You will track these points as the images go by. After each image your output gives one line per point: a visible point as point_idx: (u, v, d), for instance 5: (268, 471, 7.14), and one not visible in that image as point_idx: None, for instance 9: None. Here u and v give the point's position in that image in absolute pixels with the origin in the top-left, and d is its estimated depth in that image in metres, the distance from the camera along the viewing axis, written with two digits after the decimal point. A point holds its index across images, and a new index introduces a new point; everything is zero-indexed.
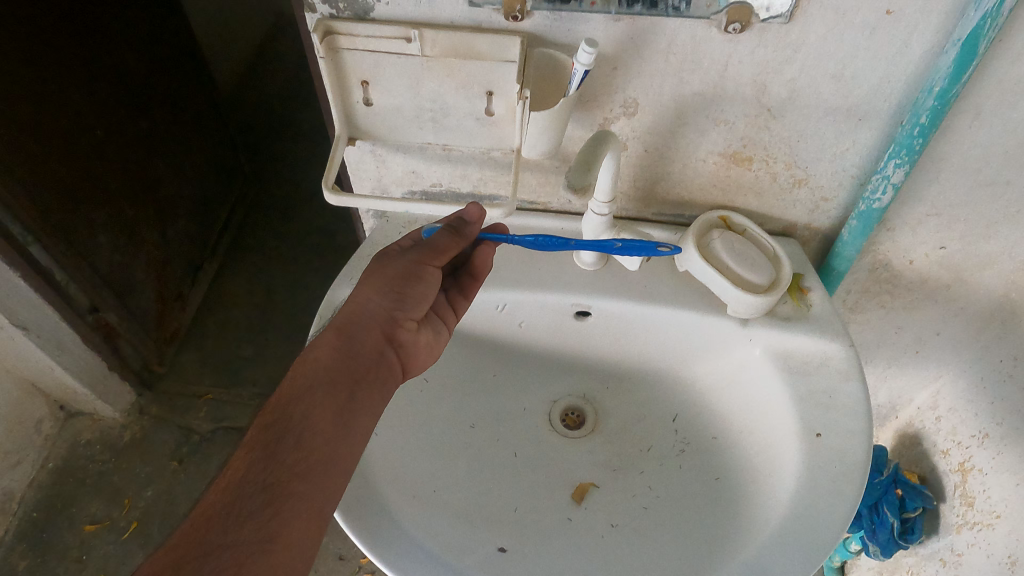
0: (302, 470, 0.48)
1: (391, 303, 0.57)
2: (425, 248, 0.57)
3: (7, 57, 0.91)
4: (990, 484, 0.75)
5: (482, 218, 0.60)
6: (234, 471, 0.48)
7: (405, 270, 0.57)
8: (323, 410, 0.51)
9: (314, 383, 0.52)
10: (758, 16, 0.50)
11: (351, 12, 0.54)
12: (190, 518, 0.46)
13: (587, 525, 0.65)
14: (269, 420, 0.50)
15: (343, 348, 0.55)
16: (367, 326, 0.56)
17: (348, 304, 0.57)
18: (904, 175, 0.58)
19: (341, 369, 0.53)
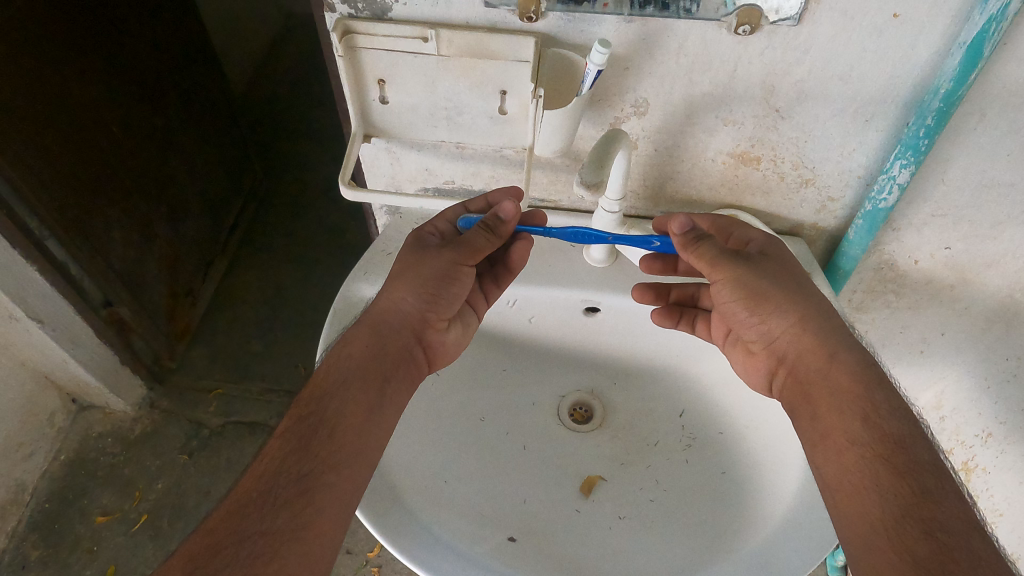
0: (335, 461, 0.50)
1: (425, 304, 0.58)
2: (461, 249, 0.57)
3: (28, 55, 0.93)
4: (994, 480, 0.84)
5: (517, 215, 0.57)
6: (269, 462, 0.50)
7: (441, 271, 0.58)
8: (355, 405, 0.53)
9: (347, 379, 0.55)
10: (768, 18, 0.51)
11: (370, 12, 0.55)
12: (226, 505, 0.48)
13: (596, 517, 0.66)
14: (304, 414, 0.53)
15: (376, 346, 0.57)
16: (399, 326, 0.58)
17: (381, 301, 0.59)
18: (909, 175, 0.59)
19: (373, 367, 0.56)
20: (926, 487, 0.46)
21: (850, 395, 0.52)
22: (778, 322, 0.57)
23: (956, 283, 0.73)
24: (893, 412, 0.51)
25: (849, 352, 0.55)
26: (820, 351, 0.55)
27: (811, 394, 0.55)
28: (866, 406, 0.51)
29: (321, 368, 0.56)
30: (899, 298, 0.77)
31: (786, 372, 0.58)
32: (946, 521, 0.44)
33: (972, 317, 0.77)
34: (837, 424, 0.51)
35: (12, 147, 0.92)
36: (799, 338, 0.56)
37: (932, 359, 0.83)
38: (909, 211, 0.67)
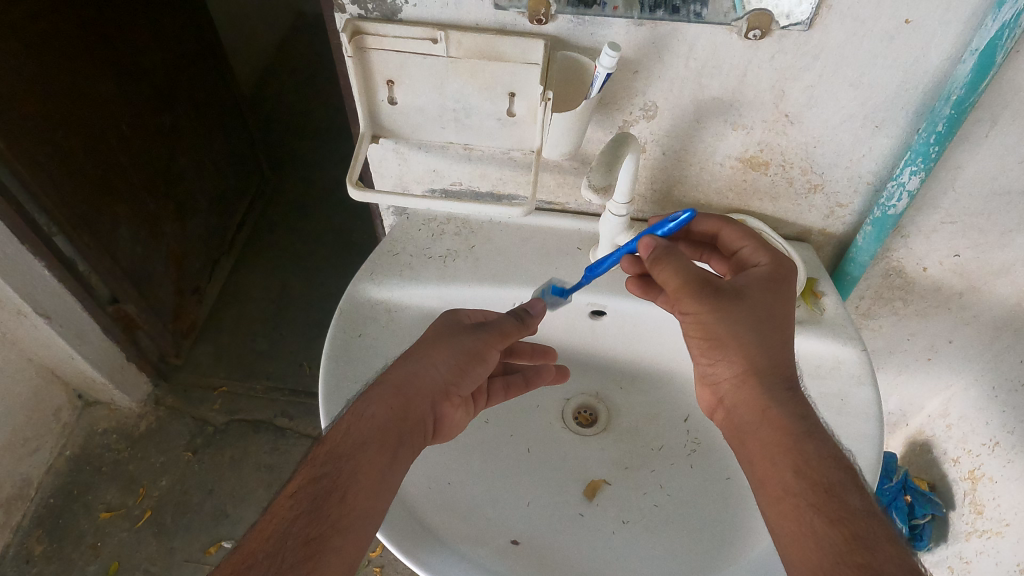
0: (342, 526, 0.48)
1: (453, 376, 0.57)
2: (496, 332, 0.59)
3: (39, 52, 0.93)
4: (999, 493, 0.77)
5: (541, 314, 0.63)
6: (277, 521, 0.49)
7: (474, 351, 0.58)
8: (370, 470, 0.51)
9: (366, 440, 0.52)
10: (778, 23, 0.51)
11: (379, 13, 0.55)
12: (228, 563, 0.47)
13: (598, 521, 0.66)
14: (318, 473, 0.51)
15: (399, 408, 0.54)
16: (424, 391, 0.56)
17: (410, 362, 0.57)
18: (919, 182, 0.59)
19: (392, 431, 0.53)
20: (861, 533, 0.44)
21: (783, 444, 0.50)
22: (723, 367, 0.54)
23: (964, 291, 0.73)
24: (824, 460, 0.48)
25: (786, 395, 0.52)
26: (755, 401, 0.52)
27: (744, 440, 0.53)
28: (796, 454, 0.49)
29: (341, 423, 0.54)
30: (907, 304, 0.77)
31: (724, 414, 0.55)
32: (882, 567, 0.42)
33: (980, 325, 0.76)
34: (770, 476, 0.49)
35: (20, 144, 0.92)
36: (736, 390, 0.54)
37: (939, 367, 0.84)
38: (919, 218, 0.66)
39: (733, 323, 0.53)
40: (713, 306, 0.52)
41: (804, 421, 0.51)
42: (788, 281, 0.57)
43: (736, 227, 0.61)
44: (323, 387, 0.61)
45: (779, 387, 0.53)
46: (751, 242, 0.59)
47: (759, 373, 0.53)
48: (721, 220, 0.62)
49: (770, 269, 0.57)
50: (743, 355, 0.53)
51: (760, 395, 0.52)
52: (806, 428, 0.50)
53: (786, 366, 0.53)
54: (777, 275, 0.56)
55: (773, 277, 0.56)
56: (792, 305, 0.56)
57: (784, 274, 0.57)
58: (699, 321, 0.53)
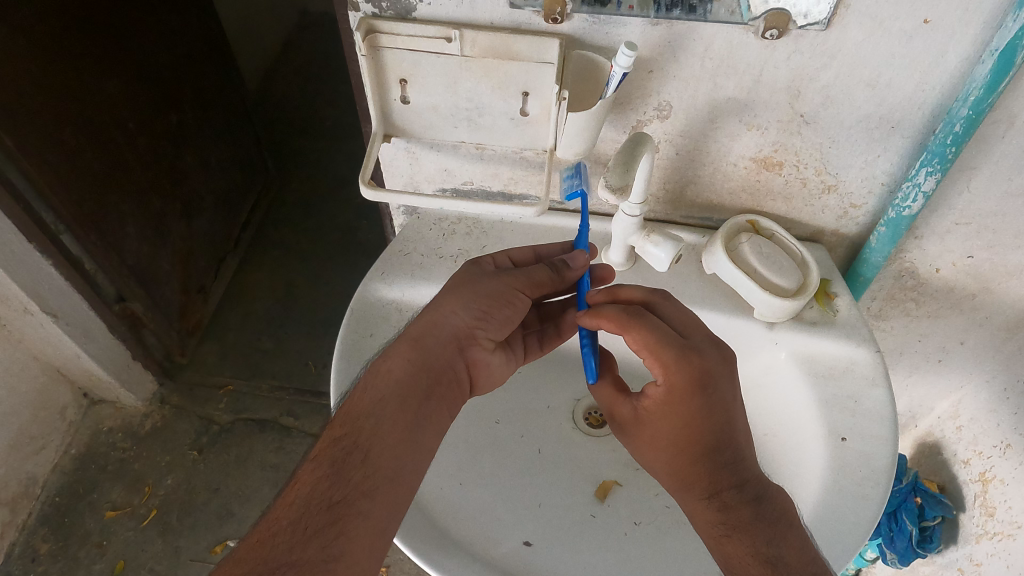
0: (368, 487, 0.48)
1: (475, 319, 0.56)
2: (525, 278, 0.58)
3: (47, 50, 0.93)
4: (1011, 495, 0.77)
5: (583, 267, 0.60)
6: (302, 486, 0.49)
7: (496, 291, 0.57)
8: (392, 426, 0.51)
9: (385, 396, 0.52)
10: (796, 23, 0.51)
11: (394, 11, 0.55)
12: (254, 534, 0.48)
13: (610, 522, 0.66)
14: (339, 435, 0.51)
15: (417, 360, 0.54)
16: (444, 338, 0.56)
17: (427, 313, 0.57)
18: (935, 182, 0.58)
19: (412, 384, 0.53)
20: None
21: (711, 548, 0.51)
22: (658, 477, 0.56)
23: (977, 292, 0.73)
24: (745, 559, 0.49)
25: (704, 505, 0.52)
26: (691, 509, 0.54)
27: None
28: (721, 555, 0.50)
29: (359, 385, 0.54)
30: (919, 306, 0.77)
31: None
32: None
33: (992, 326, 0.76)
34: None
35: (28, 142, 0.92)
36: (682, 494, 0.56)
37: (950, 368, 0.84)
38: (933, 219, 0.66)
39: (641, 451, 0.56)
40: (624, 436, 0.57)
41: (724, 530, 0.50)
42: (689, 394, 0.51)
43: (633, 337, 0.53)
44: (334, 386, 0.61)
45: (696, 499, 0.52)
46: (647, 356, 0.53)
47: (676, 488, 0.54)
48: (616, 328, 0.53)
49: (663, 392, 0.52)
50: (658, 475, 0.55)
51: (685, 505, 0.53)
52: (723, 530, 0.50)
53: (701, 478, 0.52)
54: (670, 399, 0.52)
55: (667, 402, 0.52)
56: (704, 419, 0.51)
57: (682, 391, 0.51)
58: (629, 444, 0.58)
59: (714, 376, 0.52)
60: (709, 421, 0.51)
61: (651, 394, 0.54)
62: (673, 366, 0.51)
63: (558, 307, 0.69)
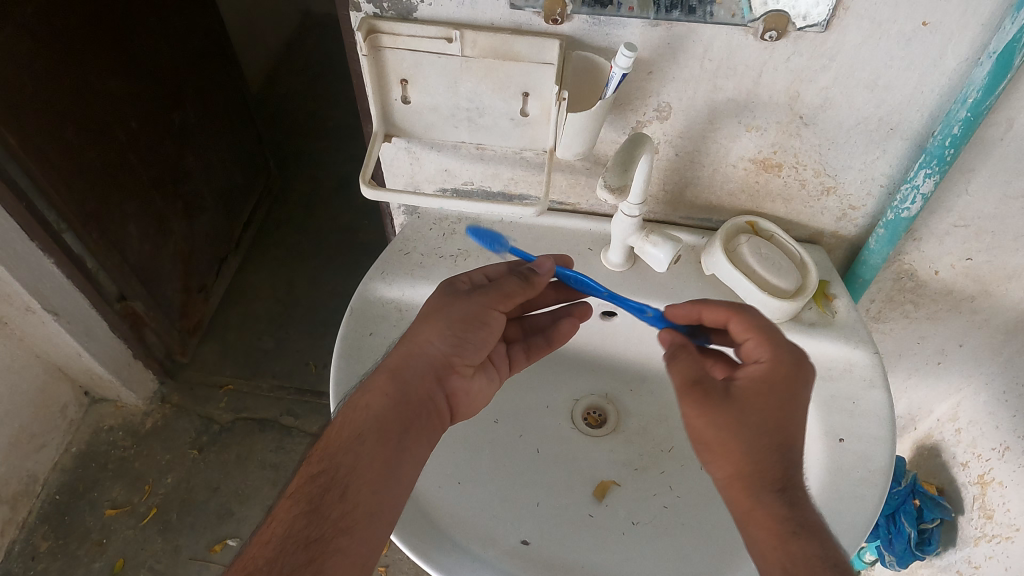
0: (346, 524, 0.49)
1: (452, 347, 0.57)
2: (495, 293, 0.58)
3: (48, 48, 0.93)
4: (1009, 498, 0.77)
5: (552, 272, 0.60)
6: (279, 523, 0.49)
7: (471, 314, 0.57)
8: (371, 460, 0.51)
9: (364, 432, 0.53)
10: (795, 24, 0.51)
11: (395, 12, 0.55)
12: (232, 571, 0.48)
13: (609, 521, 0.66)
14: (317, 471, 0.51)
15: (396, 394, 0.55)
16: (422, 369, 0.56)
17: (403, 344, 0.57)
18: (933, 185, 0.58)
19: (391, 418, 0.53)
20: None
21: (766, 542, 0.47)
22: (714, 469, 0.51)
23: (976, 294, 0.73)
24: (813, 559, 0.45)
25: (774, 497, 0.48)
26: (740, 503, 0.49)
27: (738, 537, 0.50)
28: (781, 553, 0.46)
29: (337, 418, 0.54)
30: (918, 308, 0.77)
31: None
32: None
33: (991, 329, 0.76)
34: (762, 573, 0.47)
35: (31, 141, 0.93)
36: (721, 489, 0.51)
37: (949, 370, 0.84)
38: (932, 220, 0.66)
39: (715, 425, 0.51)
40: (696, 411, 0.52)
41: (794, 522, 0.47)
42: (793, 378, 0.52)
43: (740, 319, 0.57)
44: (333, 386, 0.61)
45: (767, 489, 0.49)
46: (754, 337, 0.55)
47: (744, 475, 0.49)
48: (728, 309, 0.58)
49: (767, 369, 0.53)
50: (726, 455, 0.50)
51: (749, 497, 0.49)
52: (791, 527, 0.47)
53: (778, 464, 0.49)
54: (775, 375, 0.52)
55: (768, 381, 0.52)
56: (797, 406, 0.51)
57: (790, 371, 0.52)
58: (692, 427, 0.52)
59: (807, 380, 0.53)
60: (795, 413, 0.51)
61: (748, 373, 0.53)
62: (786, 348, 0.54)
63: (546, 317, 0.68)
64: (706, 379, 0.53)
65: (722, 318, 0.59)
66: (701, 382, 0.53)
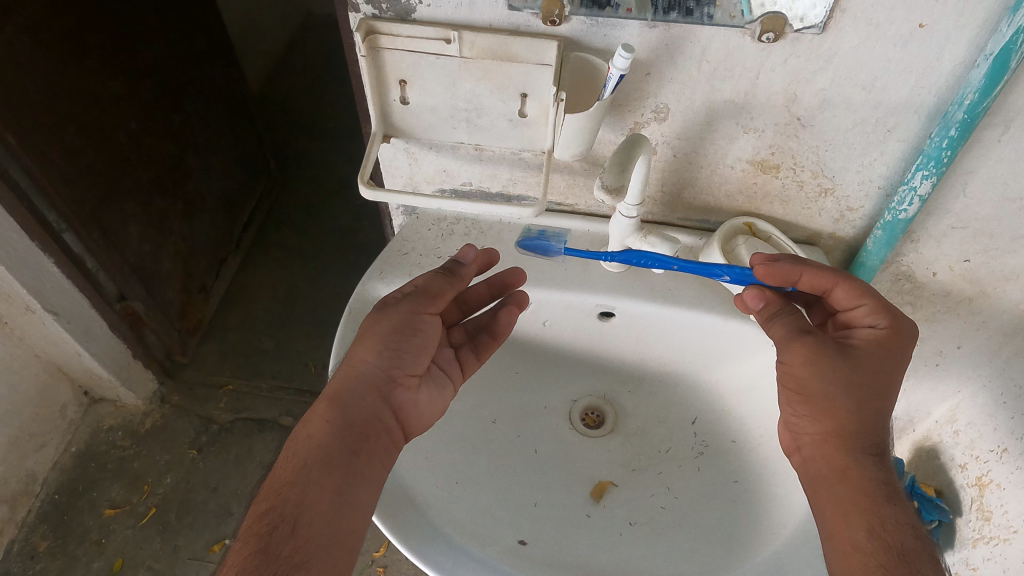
0: (299, 559, 0.48)
1: (390, 361, 0.57)
2: (419, 296, 0.57)
3: (48, 48, 0.93)
4: (1007, 500, 0.77)
5: (475, 259, 0.62)
6: (231, 568, 0.48)
7: (400, 323, 0.57)
8: (320, 491, 0.51)
9: (309, 463, 0.52)
10: (792, 26, 0.51)
11: (393, 13, 0.55)
12: None
13: (607, 522, 0.66)
14: (264, 509, 0.51)
15: (336, 420, 0.55)
16: (363, 390, 0.56)
17: (343, 368, 0.57)
18: (931, 186, 0.59)
19: (336, 444, 0.53)
20: None
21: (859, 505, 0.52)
22: (809, 421, 0.55)
23: (974, 296, 0.73)
24: (901, 525, 0.51)
25: (869, 461, 0.53)
26: (836, 459, 0.54)
27: (818, 489, 0.54)
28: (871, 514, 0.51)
29: (283, 454, 0.54)
30: (915, 309, 0.77)
31: (800, 461, 0.57)
32: None
33: (990, 330, 0.76)
34: (843, 530, 0.51)
35: (31, 140, 0.93)
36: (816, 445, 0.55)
37: (947, 372, 0.84)
38: (930, 222, 0.66)
39: (825, 381, 0.54)
40: (808, 366, 0.54)
41: (885, 484, 0.52)
42: (902, 348, 0.55)
43: (851, 284, 0.57)
44: None
45: (863, 451, 0.54)
46: (868, 303, 0.56)
47: (843, 434, 0.54)
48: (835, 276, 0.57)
49: (885, 335, 0.55)
50: (828, 414, 0.54)
51: (843, 454, 0.54)
52: (885, 494, 0.52)
53: (874, 430, 0.54)
54: (890, 343, 0.55)
55: (883, 351, 0.54)
56: (899, 373, 0.55)
57: (903, 339, 0.55)
58: (796, 377, 0.55)
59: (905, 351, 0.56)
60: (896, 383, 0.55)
61: (862, 337, 0.56)
62: (900, 316, 0.56)
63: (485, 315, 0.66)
64: (820, 339, 0.55)
65: (824, 285, 0.58)
66: (816, 340, 0.55)
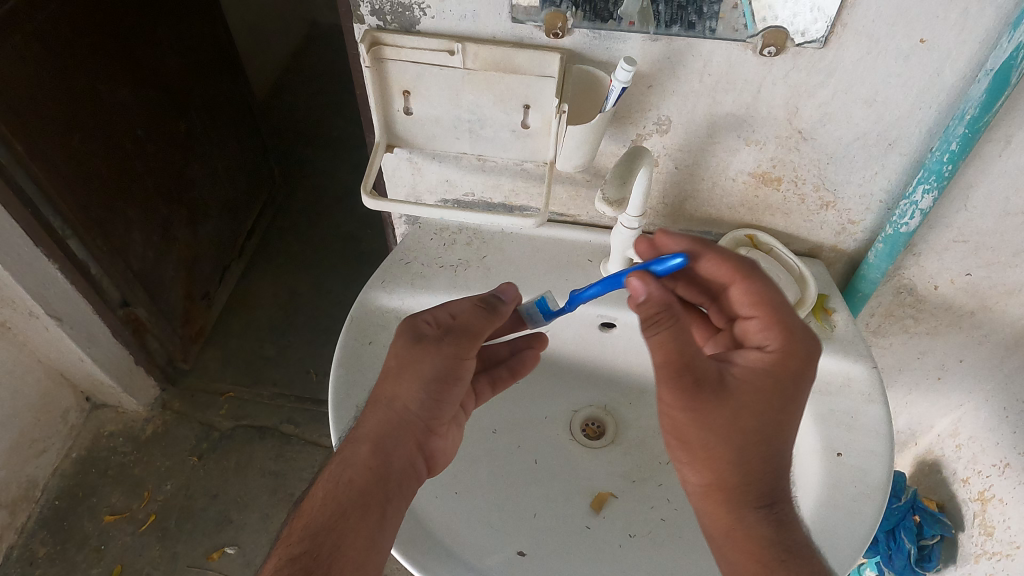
0: None
1: (430, 410, 0.56)
2: (469, 341, 0.55)
3: (56, 56, 0.94)
4: (1009, 515, 0.76)
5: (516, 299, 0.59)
6: None
7: (444, 371, 0.55)
8: (355, 538, 0.52)
9: (345, 509, 0.53)
10: (793, 40, 0.51)
11: (398, 25, 0.56)
12: None
13: (605, 533, 0.66)
14: (298, 552, 0.51)
15: (378, 467, 0.54)
16: (404, 439, 0.56)
17: (381, 407, 0.56)
18: (932, 201, 0.59)
19: (373, 490, 0.53)
20: None
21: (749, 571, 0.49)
22: (692, 472, 0.52)
23: (976, 310, 0.73)
24: None
25: (758, 513, 0.50)
26: (724, 519, 0.51)
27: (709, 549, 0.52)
28: None
29: (318, 492, 0.54)
30: (918, 322, 0.77)
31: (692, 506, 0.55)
32: None
33: (991, 344, 0.76)
34: None
35: (37, 147, 0.94)
36: (705, 500, 0.52)
37: (950, 385, 0.83)
38: (931, 235, 0.66)
39: (701, 428, 0.50)
40: (688, 406, 0.50)
41: (770, 544, 0.49)
42: (797, 371, 0.52)
43: (750, 285, 0.54)
44: (333, 394, 0.62)
45: (751, 507, 0.50)
46: (764, 314, 0.53)
47: (726, 489, 0.50)
48: (733, 272, 0.54)
49: (777, 360, 0.51)
50: (707, 467, 0.51)
51: (726, 511, 0.51)
52: (780, 556, 0.48)
53: (760, 481, 0.51)
54: (782, 369, 0.51)
55: (770, 373, 0.51)
56: (795, 395, 0.51)
57: (794, 360, 0.51)
58: (674, 420, 0.51)
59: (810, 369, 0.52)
60: (790, 412, 0.51)
61: (753, 359, 0.52)
62: (797, 334, 0.52)
63: (505, 351, 0.67)
64: (704, 367, 0.50)
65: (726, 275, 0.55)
66: (687, 378, 0.50)
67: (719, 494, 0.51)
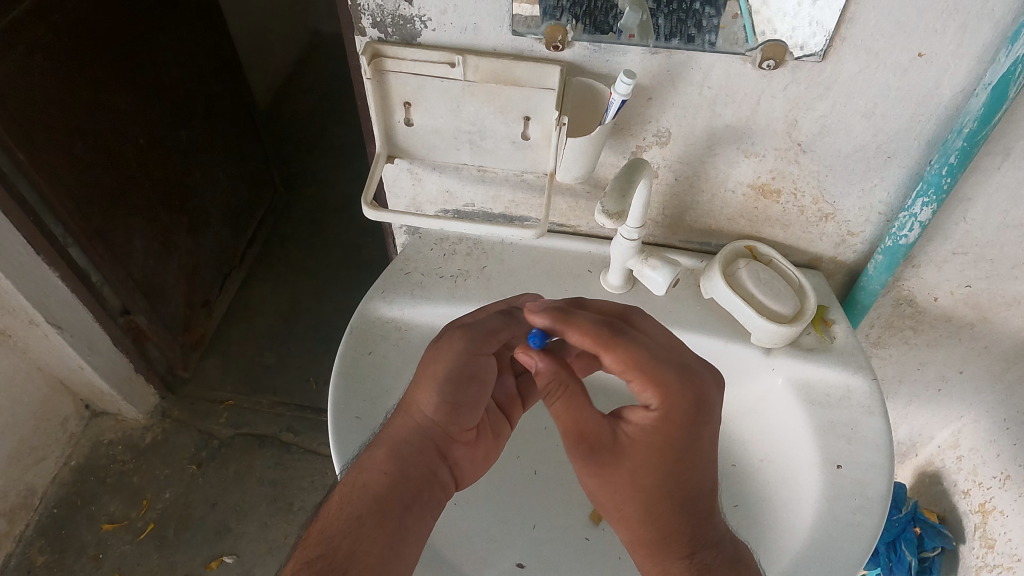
0: None
1: (447, 417, 0.57)
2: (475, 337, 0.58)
3: (59, 65, 0.95)
4: (1010, 528, 0.76)
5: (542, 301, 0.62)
6: None
7: (457, 368, 0.57)
8: (373, 543, 0.51)
9: (362, 512, 0.52)
10: (792, 54, 0.52)
11: (399, 37, 0.56)
12: None
13: (603, 548, 0.66)
14: (313, 556, 0.50)
15: (394, 472, 0.55)
16: (420, 445, 0.56)
17: (400, 414, 0.58)
18: (931, 213, 0.59)
19: (389, 495, 0.53)
20: None
21: None
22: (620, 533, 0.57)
23: (975, 321, 0.73)
24: None
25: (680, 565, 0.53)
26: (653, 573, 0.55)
27: None
28: None
29: (335, 498, 0.54)
30: (917, 334, 0.77)
31: None
32: None
33: (992, 355, 0.76)
34: None
35: (39, 155, 0.94)
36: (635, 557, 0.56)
37: (950, 397, 0.83)
38: (930, 247, 0.66)
39: (612, 489, 0.55)
40: (594, 473, 0.55)
41: None
42: (685, 421, 0.53)
43: (617, 356, 0.52)
44: (333, 403, 0.62)
45: (673, 560, 0.54)
46: (638, 378, 0.53)
47: (647, 545, 0.55)
48: (595, 344, 0.53)
49: (660, 417, 0.53)
50: (627, 527, 0.55)
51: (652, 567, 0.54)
52: None
53: (678, 533, 0.54)
54: (665, 423, 0.53)
55: (658, 428, 0.53)
56: (692, 443, 0.53)
57: (678, 412, 0.53)
58: (590, 486, 0.56)
59: (705, 416, 0.54)
60: (690, 461, 0.54)
61: (642, 418, 0.54)
62: (675, 386, 0.52)
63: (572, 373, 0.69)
64: (596, 434, 0.54)
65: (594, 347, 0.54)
66: (585, 448, 0.55)
67: (643, 550, 0.55)
